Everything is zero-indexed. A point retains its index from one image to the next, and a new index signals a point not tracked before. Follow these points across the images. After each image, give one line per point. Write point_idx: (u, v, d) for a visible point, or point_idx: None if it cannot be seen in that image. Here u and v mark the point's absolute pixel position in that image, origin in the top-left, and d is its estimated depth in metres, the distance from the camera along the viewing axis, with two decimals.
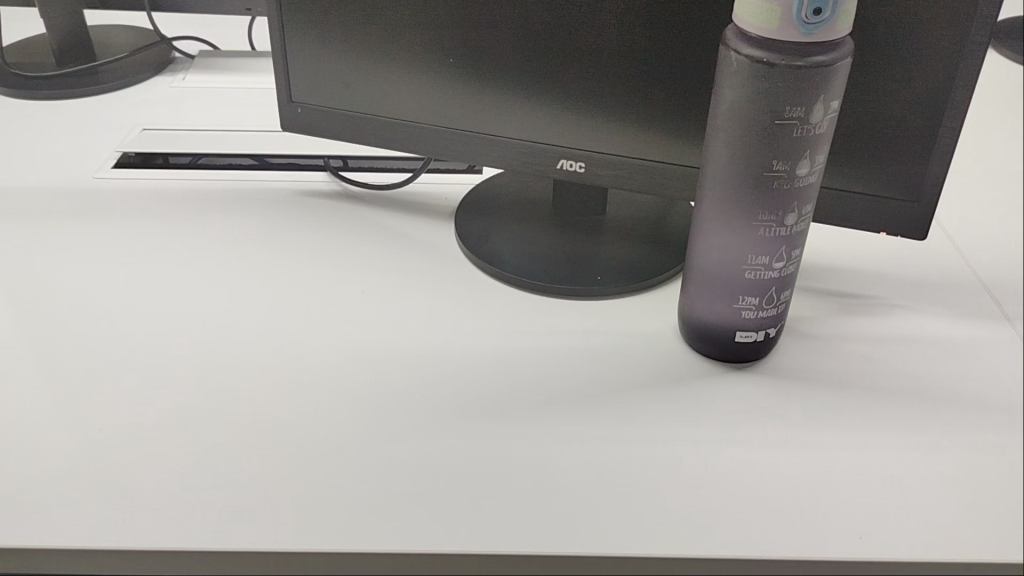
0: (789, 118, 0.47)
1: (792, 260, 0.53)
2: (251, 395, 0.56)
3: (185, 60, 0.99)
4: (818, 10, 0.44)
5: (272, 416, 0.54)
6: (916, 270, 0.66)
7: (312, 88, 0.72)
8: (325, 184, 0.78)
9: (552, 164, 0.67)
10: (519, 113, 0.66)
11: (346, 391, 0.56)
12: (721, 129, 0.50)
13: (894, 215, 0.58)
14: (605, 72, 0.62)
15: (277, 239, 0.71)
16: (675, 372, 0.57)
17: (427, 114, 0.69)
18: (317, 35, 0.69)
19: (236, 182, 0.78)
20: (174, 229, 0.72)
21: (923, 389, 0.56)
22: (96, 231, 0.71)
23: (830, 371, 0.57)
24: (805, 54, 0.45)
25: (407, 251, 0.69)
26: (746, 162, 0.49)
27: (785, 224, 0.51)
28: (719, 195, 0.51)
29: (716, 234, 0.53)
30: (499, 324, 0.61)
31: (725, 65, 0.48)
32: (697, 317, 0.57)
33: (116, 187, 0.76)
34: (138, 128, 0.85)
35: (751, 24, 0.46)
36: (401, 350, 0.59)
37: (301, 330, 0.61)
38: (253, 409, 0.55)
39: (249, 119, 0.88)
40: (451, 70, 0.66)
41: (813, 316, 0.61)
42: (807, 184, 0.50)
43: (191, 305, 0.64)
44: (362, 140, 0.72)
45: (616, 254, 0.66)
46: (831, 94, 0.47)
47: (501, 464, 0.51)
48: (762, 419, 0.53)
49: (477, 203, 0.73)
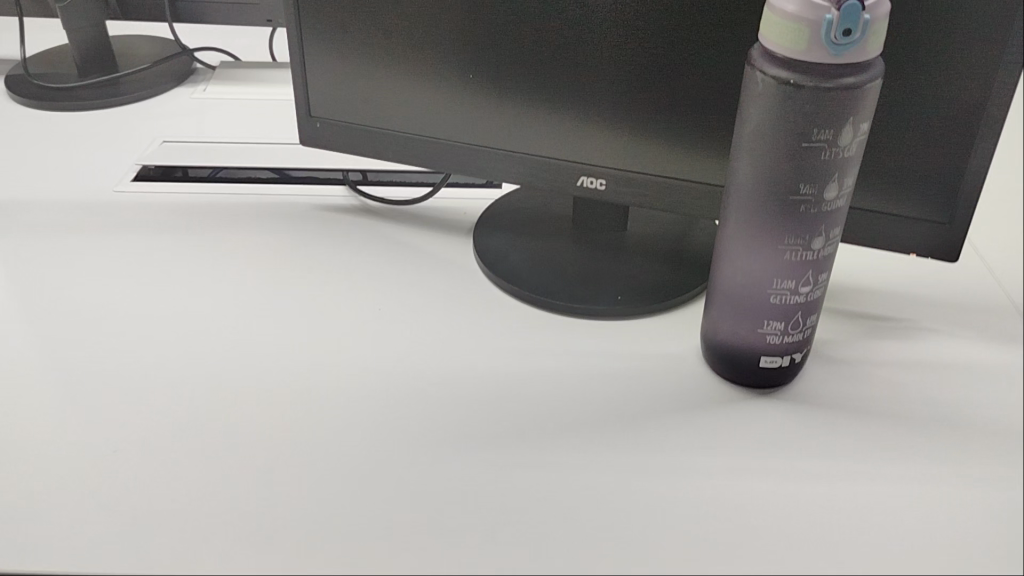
0: (817, 141, 0.46)
1: (819, 285, 0.52)
2: (264, 416, 0.55)
3: (207, 71, 0.99)
4: (848, 31, 0.42)
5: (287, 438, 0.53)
6: (946, 291, 0.64)
7: (331, 103, 0.71)
8: (344, 199, 0.77)
9: (573, 181, 0.66)
10: (540, 130, 0.65)
11: (361, 412, 0.55)
12: (747, 151, 0.48)
13: (924, 237, 0.57)
14: (629, 89, 0.61)
15: (293, 255, 0.70)
16: (697, 398, 0.55)
17: (447, 130, 0.68)
18: (335, 49, 0.68)
19: (256, 196, 0.77)
20: (193, 243, 0.71)
21: (953, 417, 0.54)
22: (113, 246, 0.71)
23: (857, 397, 0.56)
24: (833, 76, 0.44)
25: (425, 269, 0.68)
26: (772, 185, 0.48)
27: (812, 249, 0.49)
28: (744, 217, 0.50)
29: (741, 258, 0.51)
30: (517, 345, 0.60)
31: (751, 85, 0.47)
32: (721, 341, 0.55)
33: (135, 201, 0.76)
34: (159, 140, 0.85)
35: (779, 44, 0.44)
36: (416, 371, 0.58)
37: (316, 349, 0.60)
38: (265, 431, 0.54)
39: (269, 131, 0.87)
40: (471, 85, 0.65)
41: (839, 340, 0.60)
42: (835, 207, 0.48)
43: (206, 323, 0.63)
44: (381, 155, 0.71)
45: (637, 272, 0.65)
46: (860, 116, 0.45)
47: (518, 492, 0.50)
48: (786, 448, 0.52)
49: (497, 219, 0.72)
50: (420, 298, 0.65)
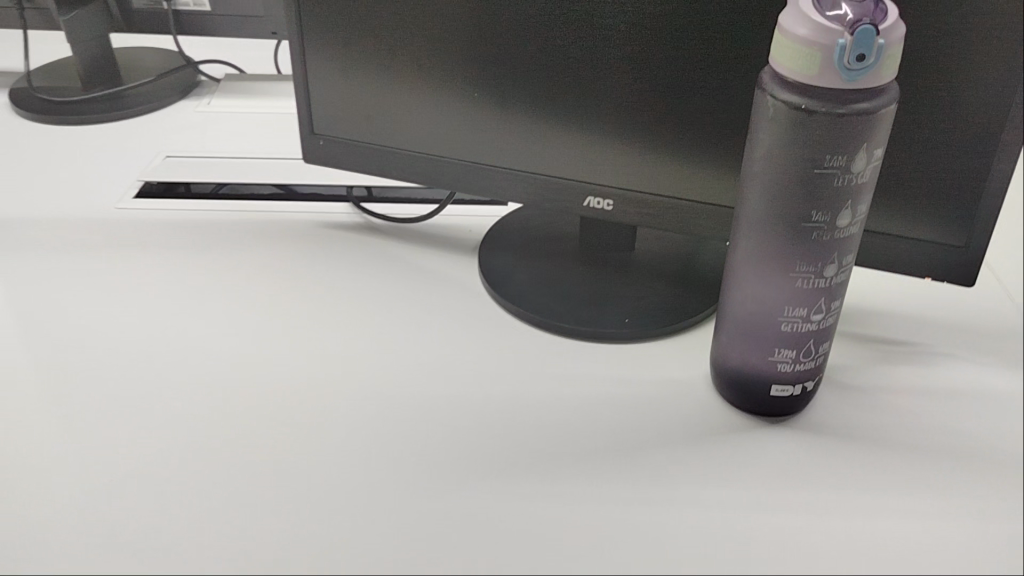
0: (830, 168, 0.44)
1: (831, 313, 0.50)
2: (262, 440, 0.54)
3: (211, 84, 0.98)
4: (861, 55, 0.41)
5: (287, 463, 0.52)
6: (960, 315, 0.63)
7: (335, 120, 0.70)
8: (348, 216, 0.76)
9: (579, 202, 0.65)
10: (547, 148, 0.64)
11: (363, 437, 0.54)
12: (757, 177, 0.47)
13: (939, 261, 0.55)
14: (637, 109, 0.60)
15: (295, 274, 0.69)
16: (706, 426, 0.54)
17: (452, 148, 0.67)
18: (338, 67, 0.67)
19: (259, 213, 0.76)
20: (195, 262, 0.70)
21: (969, 449, 0.53)
22: (113, 263, 0.70)
23: (869, 427, 0.54)
24: (846, 101, 0.43)
25: (429, 289, 0.67)
26: (784, 212, 0.47)
27: (824, 276, 0.48)
28: (754, 243, 0.49)
29: (751, 285, 0.50)
30: (523, 370, 0.59)
31: (761, 110, 0.46)
32: (731, 368, 0.54)
33: (136, 218, 0.75)
34: (162, 156, 0.84)
35: (790, 69, 0.43)
36: (419, 396, 0.57)
37: (317, 371, 0.59)
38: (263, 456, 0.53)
39: (273, 146, 0.86)
40: (476, 103, 0.64)
41: (852, 365, 0.59)
42: (848, 235, 0.47)
43: (206, 343, 0.62)
44: (384, 173, 0.70)
45: (644, 294, 0.64)
46: (874, 142, 0.44)
47: (524, 524, 0.48)
48: (798, 479, 0.51)
49: (503, 238, 0.71)
50: (423, 319, 0.64)
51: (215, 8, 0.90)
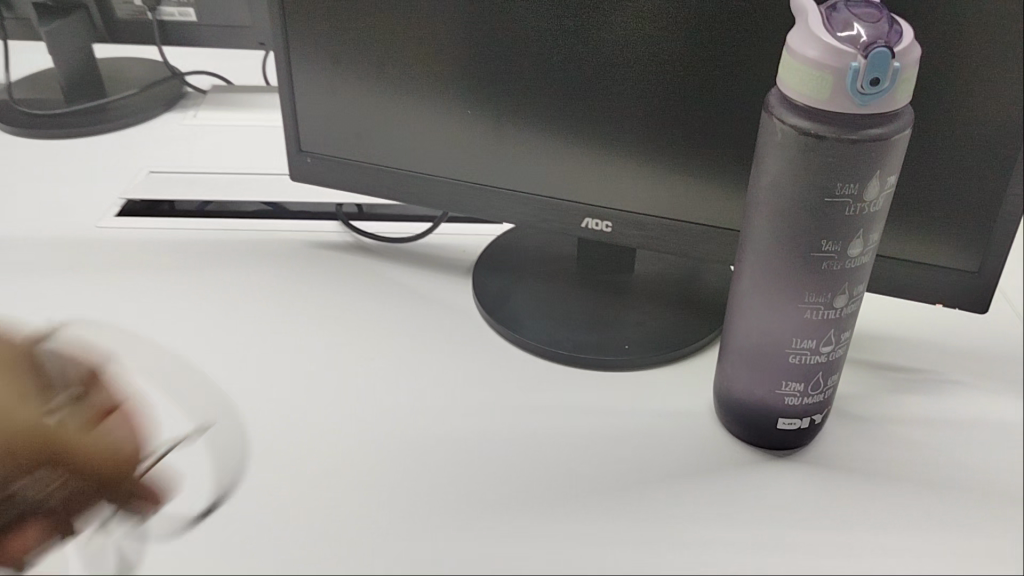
0: (841, 197, 0.42)
1: (841, 344, 0.48)
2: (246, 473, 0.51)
3: (197, 95, 0.96)
4: (876, 80, 0.39)
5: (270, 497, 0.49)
6: (972, 340, 0.60)
7: (323, 138, 0.68)
8: (337, 235, 0.74)
9: (577, 223, 0.62)
10: (543, 168, 0.62)
11: (351, 469, 0.51)
12: (764, 204, 0.45)
13: (952, 287, 0.53)
14: (637, 129, 0.58)
15: (282, 296, 0.67)
16: (710, 460, 0.52)
17: (445, 168, 0.65)
18: (326, 82, 0.65)
19: (245, 232, 0.74)
20: (179, 283, 0.68)
21: (986, 483, 0.50)
22: (93, 285, 0.67)
23: (880, 461, 0.52)
24: (859, 127, 0.41)
25: (421, 313, 0.65)
26: (792, 241, 0.44)
27: (834, 307, 0.46)
28: (760, 271, 0.47)
29: (758, 315, 0.48)
30: (518, 399, 0.57)
31: (768, 135, 0.43)
32: (736, 400, 0.52)
33: (119, 237, 0.73)
34: (146, 171, 0.82)
35: (799, 92, 0.41)
36: (410, 426, 0.55)
37: (304, 398, 0.57)
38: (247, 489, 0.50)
39: (260, 161, 0.84)
40: (469, 121, 0.62)
41: (860, 395, 0.56)
42: (859, 265, 0.45)
43: (188, 368, 0.59)
44: (374, 192, 0.68)
45: (644, 319, 0.62)
46: (887, 169, 0.42)
47: (521, 565, 0.46)
48: (807, 517, 0.48)
49: (498, 260, 0.69)
50: (415, 345, 0.62)
51: (202, 18, 0.88)
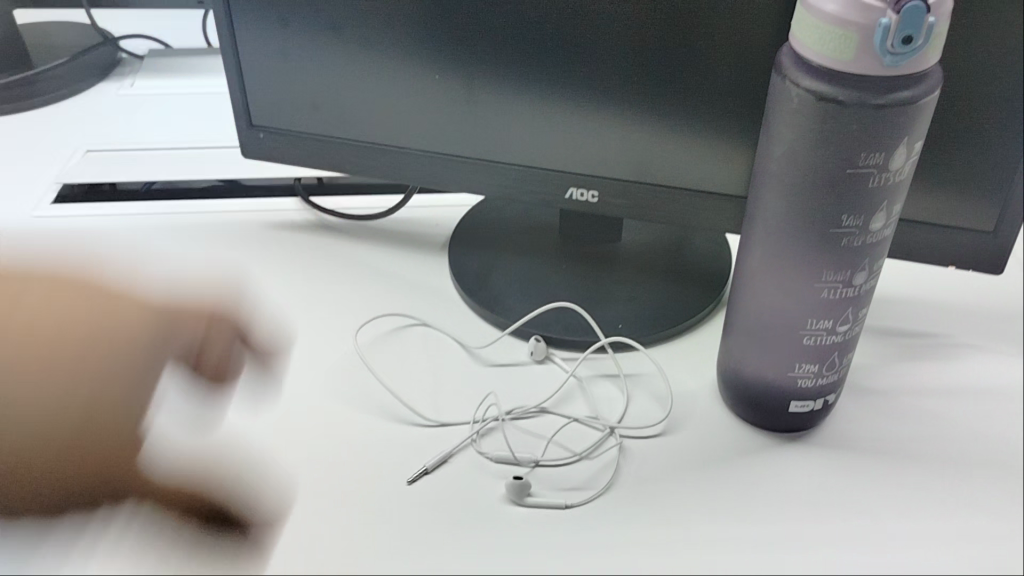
0: (864, 167, 0.38)
1: (858, 321, 0.44)
2: (211, 481, 0.46)
3: (133, 61, 0.87)
4: (908, 37, 0.34)
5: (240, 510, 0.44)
6: (981, 301, 0.58)
7: (272, 111, 0.61)
8: (298, 213, 0.68)
9: (560, 193, 0.57)
10: (522, 137, 0.56)
11: (333, 469, 0.47)
12: (777, 176, 0.41)
13: (969, 248, 0.51)
14: (630, 89, 0.51)
15: (243, 282, 0.61)
16: (722, 446, 0.48)
17: (412, 139, 0.58)
18: (273, 45, 0.57)
19: (199, 214, 0.68)
20: (125, 275, 0.61)
21: (1013, 458, 0.47)
22: (33, 281, 0.61)
23: (899, 436, 0.49)
24: (884, 90, 0.36)
25: (396, 292, 0.60)
26: (808, 216, 0.40)
27: (853, 284, 0.42)
28: (771, 246, 0.43)
29: (770, 294, 0.44)
30: (509, 385, 0.52)
31: (782, 99, 0.39)
32: (745, 382, 0.48)
33: (57, 226, 0.66)
34: (82, 150, 0.74)
35: (819, 53, 0.36)
36: (395, 420, 0.50)
37: (275, 393, 0.52)
38: (218, 503, 0.45)
39: (210, 132, 0.77)
40: (439, 78, 0.55)
41: (872, 366, 0.53)
42: (881, 238, 0.41)
43: (145, 366, 0.54)
44: (335, 167, 0.61)
45: (638, 295, 0.58)
46: (915, 135, 0.38)
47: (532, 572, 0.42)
48: (832, 504, 0.45)
49: (473, 234, 0.64)
50: (405, 325, 0.57)
51: None
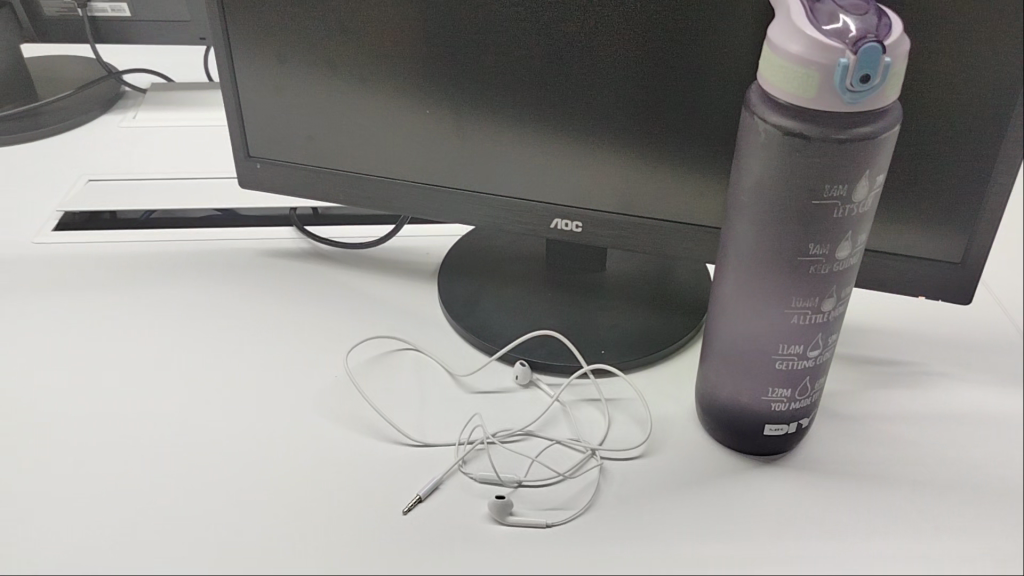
0: (829, 198, 0.40)
1: (828, 347, 0.46)
2: (203, 498, 0.48)
3: (136, 94, 0.90)
4: (865, 77, 0.37)
5: (230, 527, 0.46)
6: (952, 333, 0.60)
7: (270, 142, 0.63)
8: (293, 242, 0.70)
9: (546, 224, 0.58)
10: (509, 169, 0.58)
11: (322, 488, 0.48)
12: (748, 207, 0.43)
13: (936, 278, 0.52)
14: (611, 123, 0.54)
15: (237, 307, 0.63)
16: (698, 468, 0.50)
17: (404, 171, 0.60)
18: (271, 79, 0.60)
19: (196, 242, 0.70)
20: (122, 300, 0.63)
21: (981, 481, 0.49)
22: (33, 305, 0.62)
23: (869, 460, 0.51)
24: (845, 126, 0.38)
25: (385, 318, 0.62)
26: (777, 245, 0.42)
27: (821, 311, 0.44)
28: (744, 275, 0.45)
29: (743, 319, 0.46)
30: (494, 408, 0.54)
31: (751, 135, 0.41)
32: (721, 407, 0.50)
33: (58, 253, 0.67)
34: (84, 179, 0.76)
35: (784, 91, 0.38)
36: (382, 441, 0.51)
37: (267, 414, 0.53)
38: (209, 520, 0.46)
39: (208, 163, 0.79)
40: (429, 111, 0.57)
41: (846, 394, 0.55)
42: (847, 267, 0.43)
43: (141, 388, 0.55)
44: (328, 197, 0.63)
45: (621, 322, 0.60)
46: (876, 168, 0.40)
47: None
48: (803, 524, 0.47)
49: (462, 264, 0.66)
50: (393, 350, 0.59)
51: (137, 13, 0.83)
